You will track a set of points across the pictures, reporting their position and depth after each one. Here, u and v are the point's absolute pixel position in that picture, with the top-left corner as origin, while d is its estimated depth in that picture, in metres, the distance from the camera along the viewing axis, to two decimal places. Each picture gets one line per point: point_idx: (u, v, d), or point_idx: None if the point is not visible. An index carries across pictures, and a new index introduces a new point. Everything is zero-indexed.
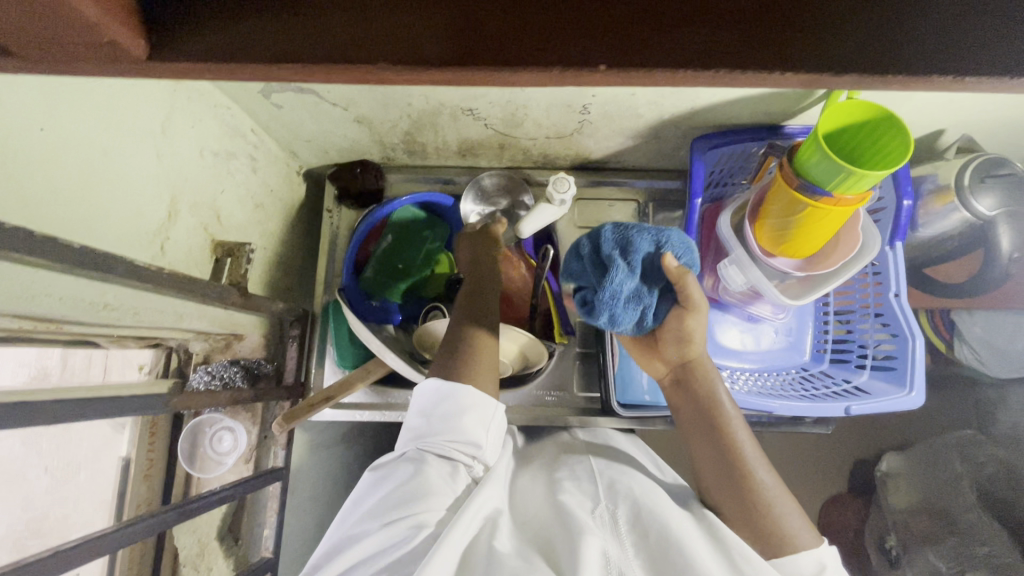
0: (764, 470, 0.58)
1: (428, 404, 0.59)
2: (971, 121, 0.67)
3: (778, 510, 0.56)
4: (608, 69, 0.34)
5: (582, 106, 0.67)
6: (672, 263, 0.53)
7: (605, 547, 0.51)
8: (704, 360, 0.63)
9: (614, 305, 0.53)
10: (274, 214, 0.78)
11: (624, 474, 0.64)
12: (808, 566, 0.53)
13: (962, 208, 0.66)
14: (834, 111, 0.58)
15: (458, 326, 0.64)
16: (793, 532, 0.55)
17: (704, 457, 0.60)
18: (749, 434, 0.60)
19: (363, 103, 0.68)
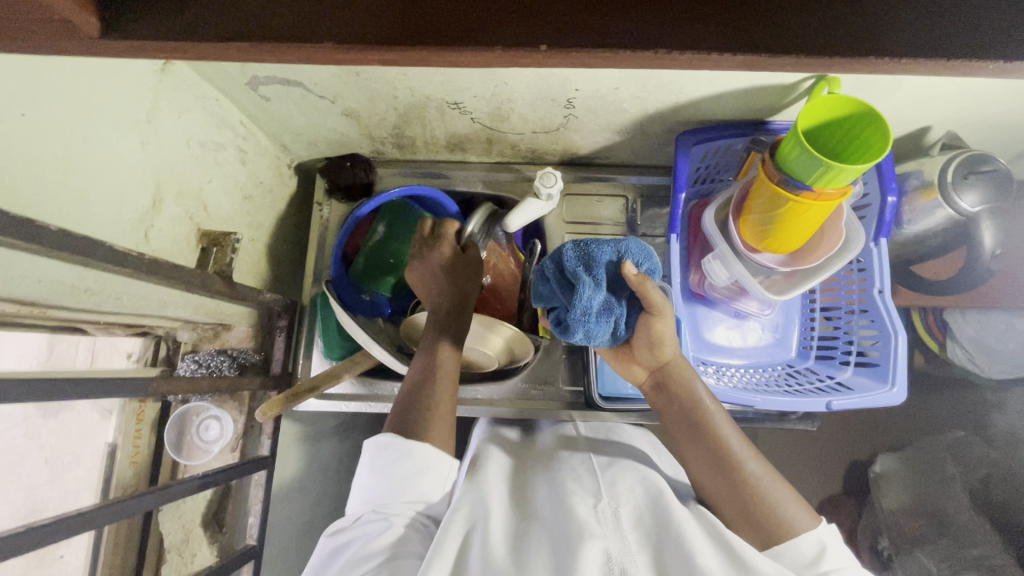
0: (752, 460, 0.60)
1: (383, 458, 0.58)
2: (956, 117, 0.67)
3: (773, 496, 0.58)
4: (550, 49, 0.36)
5: (567, 100, 0.68)
6: (632, 270, 0.54)
7: (608, 548, 0.51)
8: (681, 360, 0.63)
9: (588, 322, 0.54)
10: (264, 206, 0.79)
11: (624, 471, 0.63)
12: (810, 548, 0.56)
13: (946, 205, 0.66)
14: (813, 106, 0.57)
15: (425, 367, 0.63)
16: (792, 517, 0.58)
17: (694, 457, 0.62)
18: (733, 429, 0.62)
19: (350, 97, 0.68)
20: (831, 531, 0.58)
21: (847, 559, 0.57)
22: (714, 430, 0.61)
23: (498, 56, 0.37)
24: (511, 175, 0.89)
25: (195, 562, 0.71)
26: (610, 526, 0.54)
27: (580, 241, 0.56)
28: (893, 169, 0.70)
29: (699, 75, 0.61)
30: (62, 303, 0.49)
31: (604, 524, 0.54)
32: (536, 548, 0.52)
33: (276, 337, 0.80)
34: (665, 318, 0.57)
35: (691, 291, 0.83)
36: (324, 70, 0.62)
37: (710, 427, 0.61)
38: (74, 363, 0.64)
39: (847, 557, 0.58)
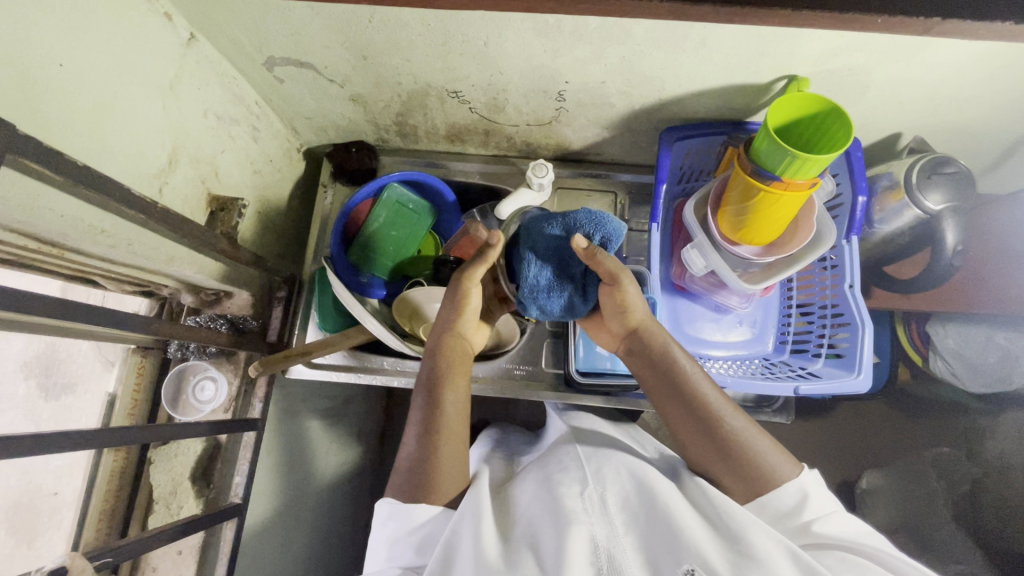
0: (731, 417, 0.61)
1: (391, 526, 0.57)
2: (921, 123, 0.72)
3: (753, 446, 0.59)
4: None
5: (558, 93, 0.73)
6: (580, 243, 0.62)
7: (594, 532, 0.53)
8: (651, 325, 0.65)
9: (537, 294, 0.66)
10: (272, 182, 0.85)
11: (611, 458, 0.65)
12: (791, 496, 0.57)
13: (913, 205, 0.70)
14: (783, 102, 0.61)
15: (421, 438, 0.61)
16: (773, 468, 0.58)
17: (673, 414, 0.62)
18: (710, 386, 0.63)
19: (357, 81, 0.74)
20: (812, 475, 0.59)
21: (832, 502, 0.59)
22: (692, 386, 0.62)
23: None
24: (507, 168, 0.94)
25: (180, 513, 0.74)
26: (598, 513, 0.56)
27: (535, 222, 0.68)
28: (865, 170, 0.75)
29: (678, 72, 0.66)
30: (78, 242, 0.53)
31: (592, 510, 0.56)
32: (529, 535, 0.54)
33: (274, 307, 0.85)
34: (626, 286, 0.62)
35: (673, 283, 0.86)
36: (334, 53, 0.68)
37: (686, 384, 0.62)
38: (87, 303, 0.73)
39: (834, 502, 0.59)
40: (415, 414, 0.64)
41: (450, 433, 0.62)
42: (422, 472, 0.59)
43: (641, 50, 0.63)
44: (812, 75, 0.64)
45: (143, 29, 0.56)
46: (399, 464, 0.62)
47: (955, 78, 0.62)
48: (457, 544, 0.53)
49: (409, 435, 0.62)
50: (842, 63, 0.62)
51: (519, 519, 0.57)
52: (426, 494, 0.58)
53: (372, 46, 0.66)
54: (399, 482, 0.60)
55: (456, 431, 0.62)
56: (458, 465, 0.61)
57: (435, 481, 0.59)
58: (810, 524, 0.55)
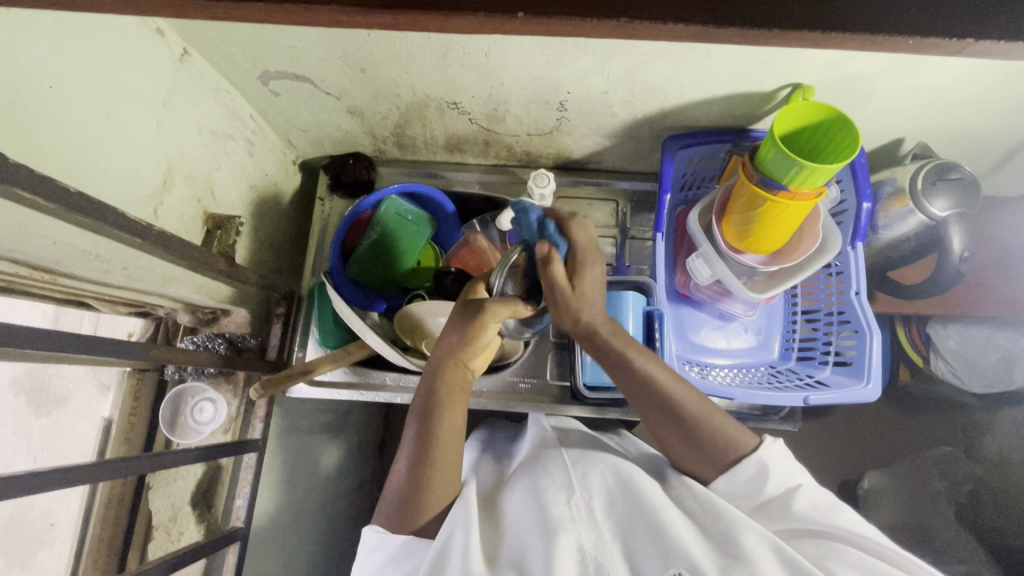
0: (691, 398, 0.60)
1: (379, 556, 0.55)
2: (924, 129, 0.72)
3: (713, 419, 0.59)
4: (526, 16, 0.31)
5: (559, 103, 0.72)
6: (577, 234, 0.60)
7: (581, 541, 0.52)
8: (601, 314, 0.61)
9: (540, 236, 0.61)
10: (267, 197, 0.83)
11: (598, 461, 0.63)
12: (750, 468, 0.57)
13: (918, 211, 0.70)
14: (791, 111, 0.61)
15: (413, 476, 0.58)
16: (732, 441, 0.58)
17: (634, 394, 0.62)
18: (663, 368, 0.62)
19: (354, 94, 0.73)
20: (780, 448, 0.59)
21: (799, 473, 0.58)
22: (647, 372, 0.61)
23: (477, 25, 0.32)
24: (506, 177, 0.92)
25: (182, 540, 0.72)
26: (585, 520, 0.55)
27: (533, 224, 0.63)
28: (869, 177, 0.74)
29: (681, 81, 0.65)
30: (72, 268, 0.52)
31: (579, 518, 0.55)
32: (517, 542, 0.54)
33: (273, 325, 0.83)
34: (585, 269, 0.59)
35: (678, 292, 0.86)
36: (331, 66, 0.66)
37: (639, 365, 0.61)
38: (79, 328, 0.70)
39: (806, 475, 0.58)
40: (406, 442, 0.60)
41: (442, 463, 0.58)
42: (410, 501, 0.57)
43: (644, 61, 0.62)
44: (817, 83, 0.63)
45: (133, 45, 0.54)
46: (389, 487, 0.60)
47: (960, 85, 0.62)
48: (445, 554, 0.52)
49: (400, 479, 0.58)
50: (847, 71, 0.61)
51: (507, 532, 0.55)
52: (413, 516, 0.57)
53: (369, 59, 0.65)
54: (386, 508, 0.58)
55: (450, 462, 0.59)
56: (448, 476, 0.59)
57: (427, 498, 0.57)
58: (782, 502, 0.55)
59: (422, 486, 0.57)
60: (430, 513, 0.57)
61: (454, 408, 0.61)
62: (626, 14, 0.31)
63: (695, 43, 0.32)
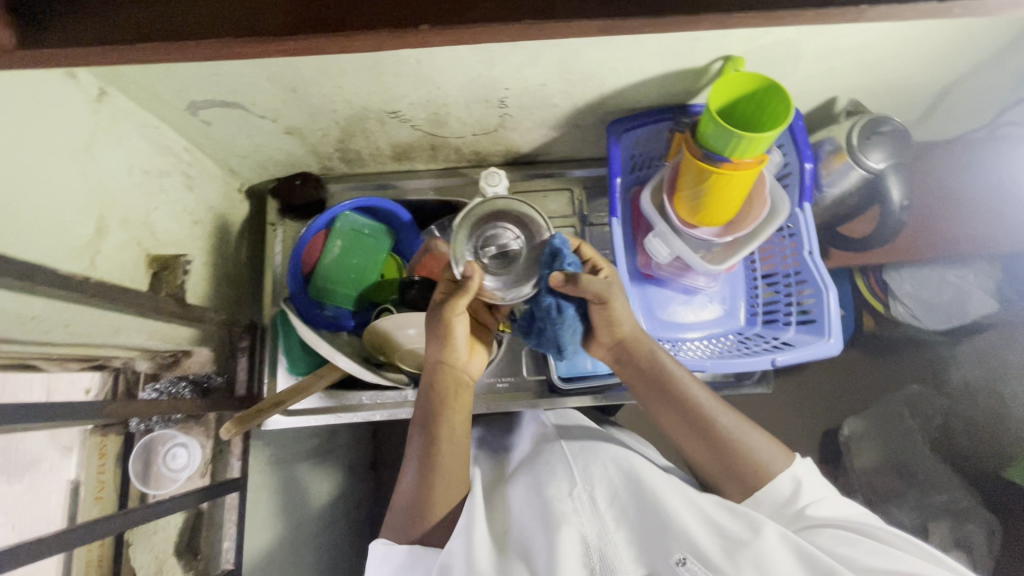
0: (727, 417, 0.62)
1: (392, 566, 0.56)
2: (853, 86, 0.74)
3: (748, 443, 0.61)
4: (432, 28, 0.32)
5: (499, 100, 0.72)
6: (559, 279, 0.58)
7: (584, 531, 0.52)
8: (638, 337, 0.64)
9: (572, 318, 0.60)
10: (215, 229, 0.80)
11: (598, 454, 0.63)
12: (787, 486, 0.59)
13: (857, 165, 0.72)
14: (725, 81, 0.62)
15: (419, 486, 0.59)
16: (767, 462, 0.60)
17: (670, 423, 0.63)
18: (698, 383, 0.64)
19: (290, 114, 0.71)
20: (808, 466, 0.61)
21: (828, 490, 0.60)
22: (689, 395, 0.62)
23: (387, 41, 0.33)
24: (459, 180, 0.92)
25: None
26: (588, 512, 0.55)
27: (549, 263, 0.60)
28: (809, 138, 0.76)
29: (616, 65, 0.66)
30: (9, 332, 0.49)
31: (581, 510, 0.55)
32: (521, 542, 0.54)
33: (238, 360, 0.81)
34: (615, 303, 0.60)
35: (641, 272, 0.86)
36: (261, 89, 0.65)
37: (682, 391, 0.62)
38: (30, 397, 0.68)
39: (829, 489, 0.60)
40: (411, 451, 0.61)
41: (447, 468, 0.59)
42: (417, 510, 0.58)
43: (576, 50, 0.62)
44: (746, 53, 0.65)
45: (43, 91, 0.52)
46: (396, 496, 0.60)
47: (881, 39, 0.64)
48: (451, 559, 0.52)
49: (406, 490, 0.59)
50: (773, 39, 0.62)
51: (512, 529, 0.56)
52: (419, 525, 0.58)
53: (298, 78, 0.63)
54: (393, 519, 0.59)
55: (455, 466, 0.60)
56: (453, 479, 0.60)
57: (432, 504, 0.58)
58: (800, 510, 0.57)
59: (429, 492, 0.58)
60: (434, 520, 0.58)
61: (456, 416, 0.61)
62: (536, 15, 0.31)
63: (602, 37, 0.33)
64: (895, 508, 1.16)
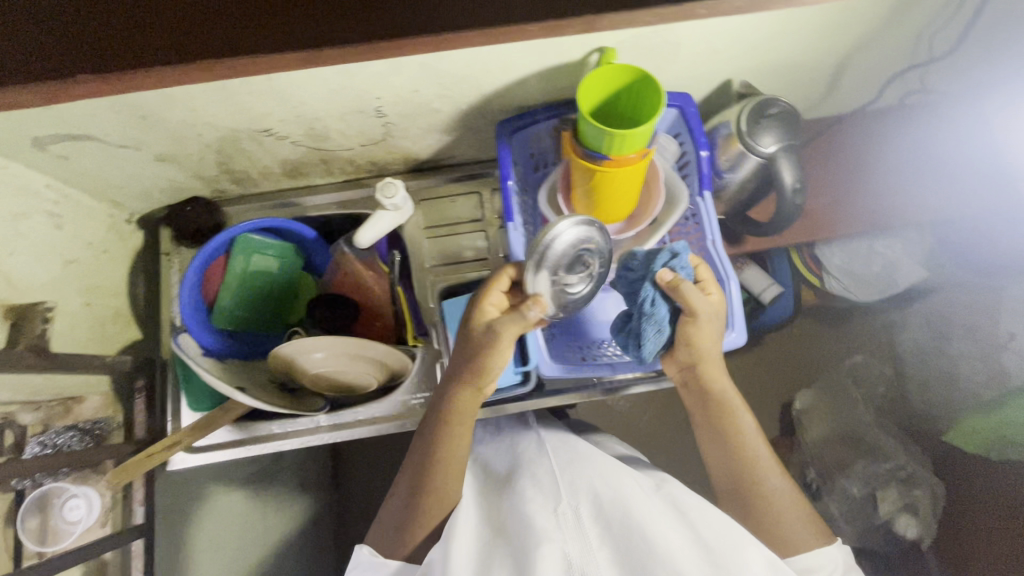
0: (772, 473, 0.66)
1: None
2: (744, 67, 0.71)
3: (784, 513, 0.64)
4: None
5: (375, 110, 0.68)
6: (666, 277, 0.61)
7: (566, 549, 0.52)
8: (712, 369, 0.66)
9: (661, 316, 0.62)
10: (98, 267, 0.76)
11: (586, 461, 0.62)
12: (823, 561, 0.62)
13: (749, 152, 0.70)
14: (595, 77, 0.58)
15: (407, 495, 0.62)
16: (805, 537, 0.63)
17: (715, 455, 0.68)
18: (758, 436, 0.68)
19: (152, 142, 0.67)
20: (842, 550, 0.64)
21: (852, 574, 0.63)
22: (742, 444, 0.67)
23: None
24: (363, 191, 0.88)
25: None
26: (572, 527, 0.54)
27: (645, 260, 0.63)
28: (704, 124, 0.73)
29: (485, 66, 0.62)
30: None
31: (565, 526, 0.54)
32: (501, 546, 0.54)
33: (137, 401, 0.78)
34: (699, 321, 0.62)
35: None
36: (107, 118, 0.61)
37: (732, 430, 0.67)
38: None
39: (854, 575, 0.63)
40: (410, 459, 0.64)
41: (441, 482, 0.61)
42: (408, 513, 0.61)
43: (435, 55, 0.58)
44: (619, 44, 0.62)
45: None
46: (390, 502, 0.64)
47: (756, 19, 0.61)
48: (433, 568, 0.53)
49: (398, 503, 0.62)
50: (642, 28, 0.59)
51: (496, 539, 0.56)
52: (407, 532, 0.61)
53: (144, 107, 0.60)
54: (382, 532, 0.62)
55: (451, 479, 0.62)
56: (449, 491, 0.61)
57: (421, 510, 0.61)
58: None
59: (423, 499, 0.61)
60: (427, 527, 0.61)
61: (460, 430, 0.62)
62: None
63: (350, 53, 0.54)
64: (844, 478, 1.13)
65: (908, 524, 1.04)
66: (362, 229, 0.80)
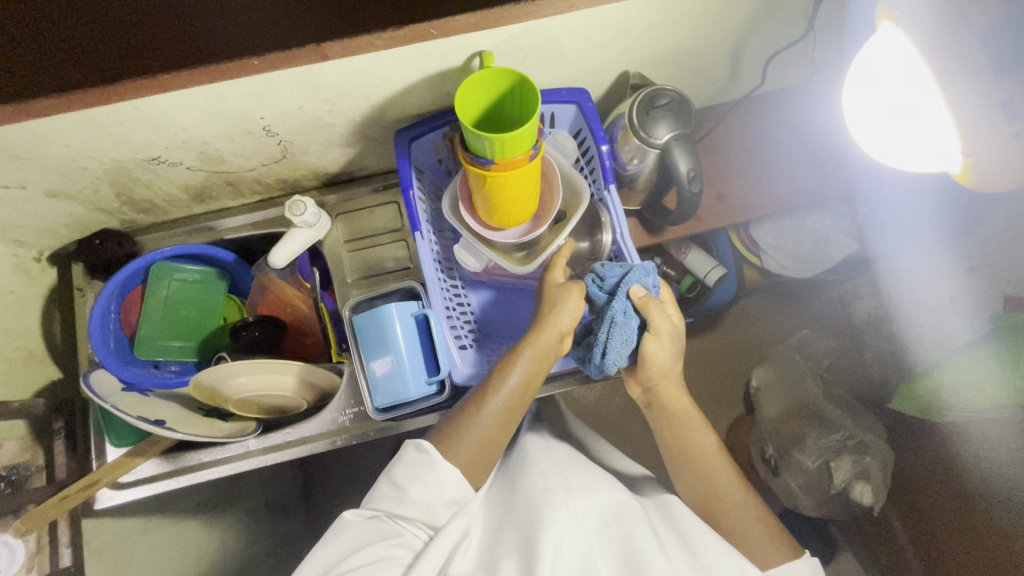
0: (733, 486, 0.66)
1: (394, 495, 0.56)
2: (634, 59, 0.72)
3: (751, 530, 0.63)
4: None
5: (263, 129, 0.67)
6: (637, 292, 0.65)
7: (568, 547, 0.54)
8: (669, 388, 0.69)
9: (629, 329, 0.65)
10: (2, 309, 0.75)
11: (592, 473, 0.65)
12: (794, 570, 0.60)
13: (645, 144, 0.70)
14: (471, 80, 0.57)
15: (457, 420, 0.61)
16: (772, 546, 0.62)
17: (681, 474, 0.68)
18: (722, 456, 0.67)
19: (36, 178, 0.66)
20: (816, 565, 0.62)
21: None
22: (704, 461, 0.67)
23: None
24: (278, 210, 0.87)
25: None
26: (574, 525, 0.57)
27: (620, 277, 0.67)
28: (603, 118, 0.74)
29: (365, 78, 0.62)
30: None
31: (571, 522, 0.57)
32: (506, 541, 0.56)
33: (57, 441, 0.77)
34: (661, 337, 0.66)
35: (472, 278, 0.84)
36: None
37: (690, 445, 0.68)
38: None
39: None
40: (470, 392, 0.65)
41: (496, 407, 0.62)
42: (457, 430, 0.61)
43: (306, 71, 0.58)
44: (496, 47, 0.61)
45: None
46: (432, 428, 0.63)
47: (629, 12, 0.61)
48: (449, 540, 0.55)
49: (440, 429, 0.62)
50: (515, 29, 0.59)
51: (504, 527, 0.58)
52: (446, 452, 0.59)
53: (14, 145, 0.58)
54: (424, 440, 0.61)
55: (500, 417, 0.62)
56: (497, 425, 0.62)
57: (467, 433, 0.60)
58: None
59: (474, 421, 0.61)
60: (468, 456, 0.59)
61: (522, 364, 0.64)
62: None
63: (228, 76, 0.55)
64: (798, 453, 1.10)
65: (863, 491, 1.01)
66: (275, 250, 0.79)
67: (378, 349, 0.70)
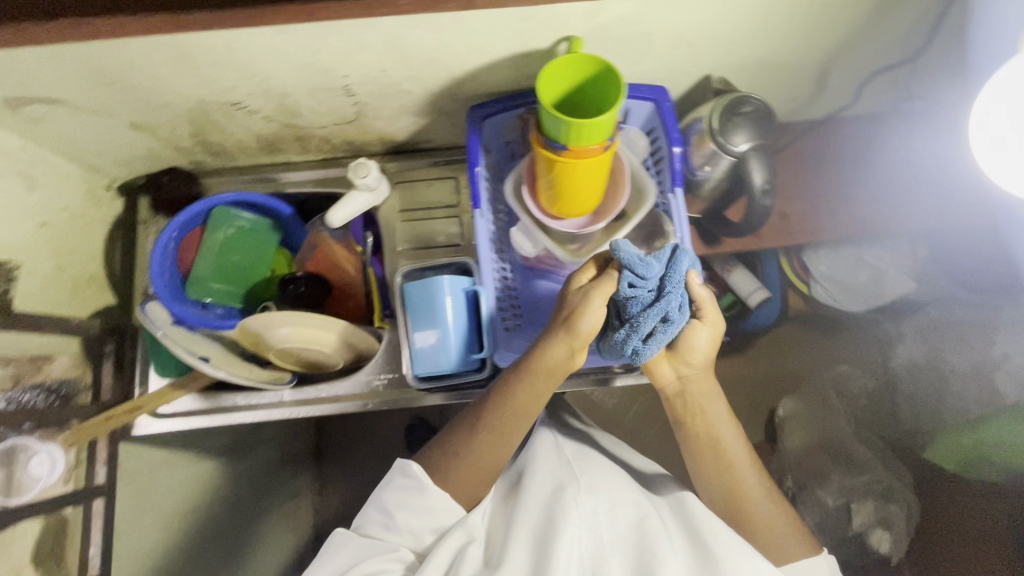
0: (760, 492, 0.64)
1: (382, 521, 0.58)
2: (720, 64, 0.70)
3: (776, 530, 0.63)
4: None
5: (344, 88, 0.68)
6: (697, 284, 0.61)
7: (577, 547, 0.55)
8: (701, 381, 0.67)
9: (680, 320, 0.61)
10: (71, 230, 0.77)
11: (604, 472, 0.65)
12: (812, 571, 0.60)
13: (720, 150, 0.69)
14: (556, 64, 0.57)
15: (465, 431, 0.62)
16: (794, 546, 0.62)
17: (703, 474, 0.66)
18: (749, 458, 0.66)
19: (124, 108, 0.68)
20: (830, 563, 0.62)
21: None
22: (733, 461, 0.65)
23: None
24: (340, 171, 0.89)
25: None
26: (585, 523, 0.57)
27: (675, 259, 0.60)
28: (679, 119, 0.72)
29: (453, 49, 0.62)
30: None
31: (581, 520, 0.57)
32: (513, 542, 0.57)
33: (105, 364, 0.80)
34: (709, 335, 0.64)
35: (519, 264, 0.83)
36: (71, 80, 0.61)
37: (717, 444, 0.65)
38: None
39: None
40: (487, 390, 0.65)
41: (512, 407, 0.61)
42: (463, 441, 0.62)
43: (398, 33, 0.58)
44: (587, 33, 0.60)
45: None
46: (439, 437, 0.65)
47: (728, 14, 0.60)
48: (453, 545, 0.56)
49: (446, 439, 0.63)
50: (610, 16, 0.58)
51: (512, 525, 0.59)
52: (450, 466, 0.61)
53: (112, 73, 0.61)
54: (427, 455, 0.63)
55: (509, 424, 0.62)
56: (507, 430, 0.62)
57: (475, 436, 0.61)
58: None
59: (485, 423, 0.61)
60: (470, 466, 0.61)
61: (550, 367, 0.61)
62: None
63: (320, 28, 0.55)
64: (818, 490, 1.05)
65: (881, 539, 0.98)
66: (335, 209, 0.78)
67: (424, 320, 0.71)
